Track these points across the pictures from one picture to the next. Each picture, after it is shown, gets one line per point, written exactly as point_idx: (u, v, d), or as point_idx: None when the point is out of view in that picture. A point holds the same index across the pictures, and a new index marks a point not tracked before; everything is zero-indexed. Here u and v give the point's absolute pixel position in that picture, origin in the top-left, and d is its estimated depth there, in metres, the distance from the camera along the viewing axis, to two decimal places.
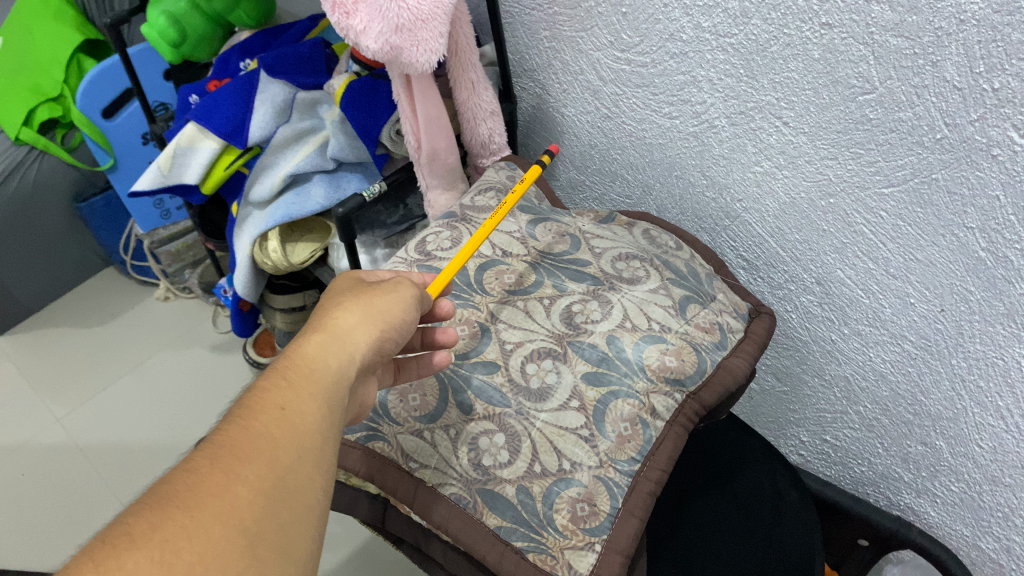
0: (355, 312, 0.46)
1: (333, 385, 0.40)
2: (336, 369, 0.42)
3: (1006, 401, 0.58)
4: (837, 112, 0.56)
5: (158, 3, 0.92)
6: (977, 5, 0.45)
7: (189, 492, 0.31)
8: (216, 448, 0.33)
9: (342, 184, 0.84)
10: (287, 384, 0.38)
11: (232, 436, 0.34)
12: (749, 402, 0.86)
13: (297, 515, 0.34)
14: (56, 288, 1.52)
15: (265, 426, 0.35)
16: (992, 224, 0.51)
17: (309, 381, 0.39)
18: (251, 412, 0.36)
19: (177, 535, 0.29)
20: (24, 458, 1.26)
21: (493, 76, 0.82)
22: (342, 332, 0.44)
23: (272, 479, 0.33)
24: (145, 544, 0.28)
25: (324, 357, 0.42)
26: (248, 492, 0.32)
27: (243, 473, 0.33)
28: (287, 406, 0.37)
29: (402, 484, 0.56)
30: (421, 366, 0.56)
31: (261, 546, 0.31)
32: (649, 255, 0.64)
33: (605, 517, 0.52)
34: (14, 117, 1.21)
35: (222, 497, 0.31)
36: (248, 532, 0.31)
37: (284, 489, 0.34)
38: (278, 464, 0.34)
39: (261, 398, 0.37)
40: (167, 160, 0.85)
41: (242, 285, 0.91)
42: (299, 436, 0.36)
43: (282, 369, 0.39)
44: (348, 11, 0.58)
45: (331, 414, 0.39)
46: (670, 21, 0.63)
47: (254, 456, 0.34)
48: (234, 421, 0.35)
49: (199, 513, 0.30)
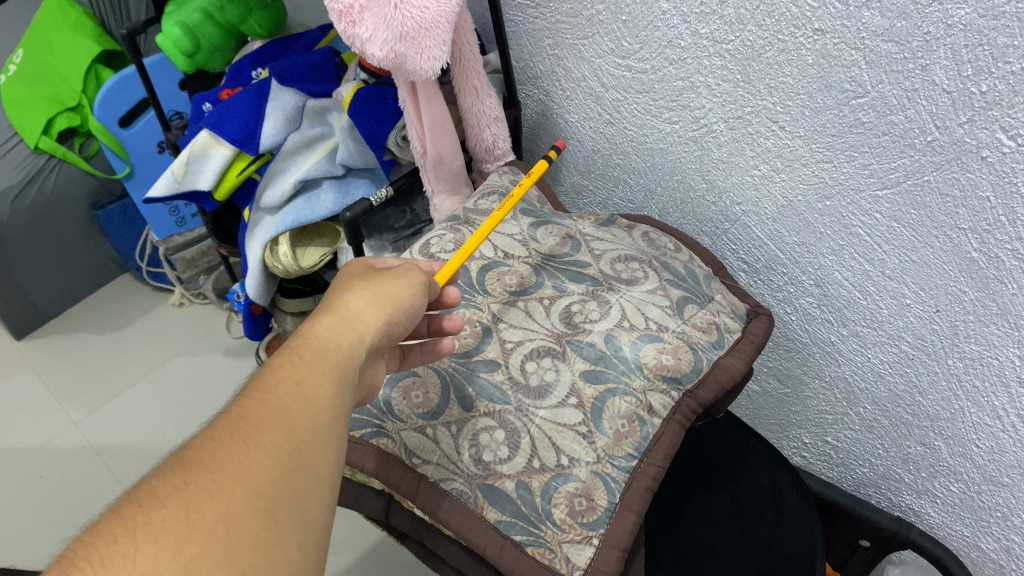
0: (365, 295, 0.48)
1: (344, 364, 0.42)
2: (347, 348, 0.43)
3: (1001, 400, 0.59)
4: (831, 116, 0.57)
5: (172, 14, 0.94)
6: (963, 10, 0.46)
7: (211, 458, 0.33)
8: (235, 419, 0.35)
9: (351, 190, 0.86)
10: (302, 361, 0.40)
11: (251, 408, 0.36)
12: (751, 404, 0.87)
13: (313, 482, 0.35)
14: (73, 295, 1.55)
15: (281, 399, 0.37)
16: (984, 225, 0.52)
17: (321, 358, 0.41)
18: (267, 386, 0.38)
19: (199, 496, 0.31)
20: (42, 459, 1.28)
21: (498, 84, 0.84)
22: (354, 314, 0.46)
23: (288, 447, 0.35)
24: (169, 504, 0.30)
25: (337, 337, 0.43)
26: (266, 458, 0.34)
27: (262, 441, 0.34)
28: (301, 381, 0.39)
29: (405, 479, 0.57)
30: (425, 352, 0.58)
31: (280, 508, 0.33)
32: (648, 257, 0.65)
33: (602, 512, 0.53)
34: (35, 126, 1.24)
35: (241, 463, 0.33)
36: (267, 495, 0.33)
37: (299, 457, 0.35)
38: (294, 434, 0.36)
39: (277, 374, 0.39)
40: (181, 167, 0.86)
41: (254, 289, 0.93)
42: (313, 409, 0.38)
43: (297, 348, 0.41)
44: (354, 20, 0.62)
45: (342, 390, 0.41)
46: (669, 27, 0.64)
47: (271, 425, 0.35)
48: (252, 395, 0.37)
49: (221, 476, 0.32)
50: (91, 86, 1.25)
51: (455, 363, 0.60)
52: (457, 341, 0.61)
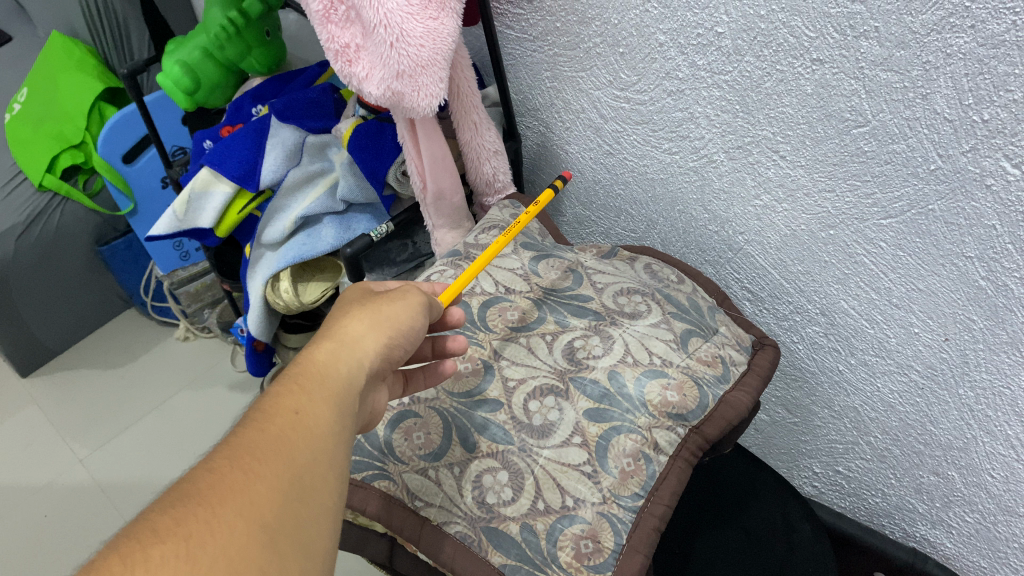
0: (363, 320, 0.47)
1: (344, 390, 0.41)
2: (347, 374, 0.43)
3: (1015, 429, 0.58)
4: (832, 146, 0.56)
5: (173, 53, 0.95)
6: (962, 39, 0.45)
7: (212, 491, 0.32)
8: (234, 450, 0.34)
9: (352, 224, 0.86)
10: (301, 389, 0.39)
11: (250, 438, 0.35)
12: (760, 434, 0.86)
13: (314, 513, 0.34)
14: (78, 332, 1.54)
15: (280, 429, 0.36)
16: (991, 253, 0.51)
17: (321, 386, 0.40)
18: (266, 416, 0.37)
19: (200, 531, 0.30)
20: (47, 499, 1.27)
21: (497, 117, 0.84)
22: (352, 340, 0.45)
23: (289, 477, 0.34)
24: (169, 538, 0.29)
25: (336, 363, 0.43)
26: (267, 489, 0.33)
27: (262, 472, 0.34)
28: (301, 410, 0.38)
29: (408, 522, 0.56)
30: (428, 375, 0.57)
31: (282, 541, 0.32)
32: (650, 290, 0.65)
33: (609, 554, 0.52)
34: (38, 165, 1.24)
35: (242, 495, 0.32)
36: (269, 528, 0.32)
37: (302, 489, 0.34)
38: (295, 464, 0.35)
39: (276, 403, 0.38)
40: (182, 205, 0.86)
41: (255, 325, 0.93)
42: (314, 438, 0.37)
43: (297, 376, 0.40)
44: (350, 59, 0.62)
45: (343, 418, 0.40)
46: (666, 59, 0.64)
47: (271, 456, 0.35)
48: (251, 425, 0.36)
49: (222, 509, 0.31)
50: (95, 125, 1.26)
51: (457, 403, 0.59)
52: (459, 381, 0.60)
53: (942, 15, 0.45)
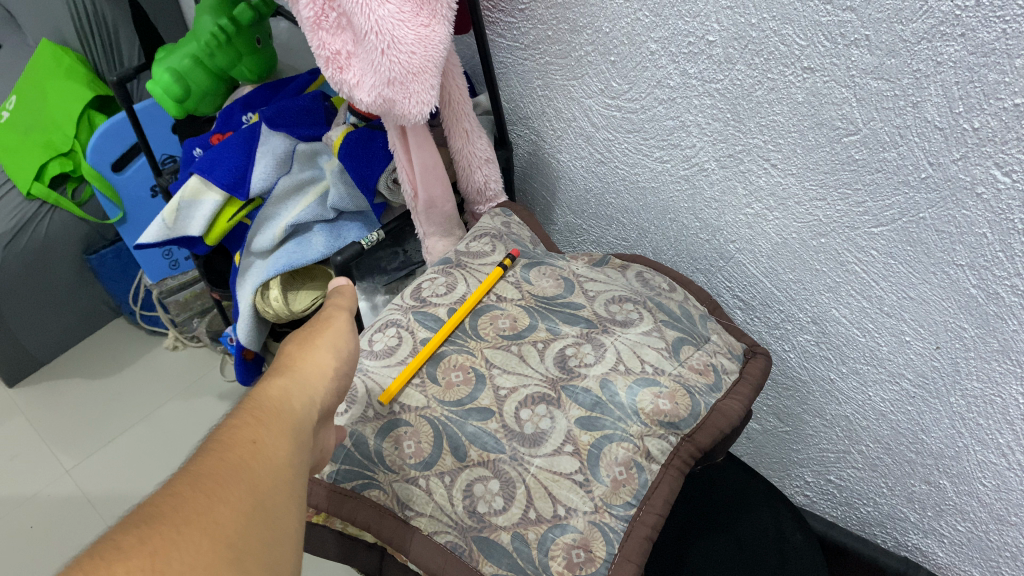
0: (308, 362, 0.49)
1: (298, 423, 0.42)
2: (299, 410, 0.44)
3: (1006, 438, 0.58)
4: (823, 154, 0.56)
5: (163, 61, 0.94)
6: (953, 47, 0.45)
7: (177, 512, 0.32)
8: (195, 475, 0.34)
9: (342, 233, 0.86)
10: (258, 420, 0.40)
11: (211, 464, 0.35)
12: (751, 443, 0.86)
13: (277, 536, 0.35)
14: (66, 341, 1.53)
15: (240, 456, 0.36)
16: (981, 261, 0.51)
17: (276, 418, 0.41)
18: (225, 444, 0.37)
19: (164, 548, 0.30)
20: (33, 510, 1.26)
21: (489, 125, 0.84)
22: (302, 379, 0.47)
23: (252, 501, 0.35)
24: (134, 556, 0.29)
25: (288, 400, 0.44)
26: (231, 513, 0.33)
27: (225, 496, 0.34)
28: (259, 440, 0.38)
29: (397, 531, 0.56)
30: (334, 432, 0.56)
31: (247, 560, 0.32)
32: (642, 298, 0.65)
33: (601, 563, 0.52)
34: (26, 172, 1.23)
35: (206, 516, 0.32)
36: (234, 547, 0.32)
37: (265, 512, 0.35)
38: (256, 489, 0.35)
39: (234, 433, 0.38)
40: (171, 213, 0.85)
41: (245, 334, 0.91)
42: (273, 465, 0.37)
43: (252, 408, 0.41)
44: (341, 66, 0.62)
45: (299, 450, 0.40)
46: (657, 68, 0.64)
47: (232, 480, 0.35)
48: (210, 451, 0.36)
49: (187, 529, 0.31)
50: (83, 133, 1.26)
51: (448, 411, 0.58)
52: (449, 392, 0.60)
53: (933, 23, 0.45)
